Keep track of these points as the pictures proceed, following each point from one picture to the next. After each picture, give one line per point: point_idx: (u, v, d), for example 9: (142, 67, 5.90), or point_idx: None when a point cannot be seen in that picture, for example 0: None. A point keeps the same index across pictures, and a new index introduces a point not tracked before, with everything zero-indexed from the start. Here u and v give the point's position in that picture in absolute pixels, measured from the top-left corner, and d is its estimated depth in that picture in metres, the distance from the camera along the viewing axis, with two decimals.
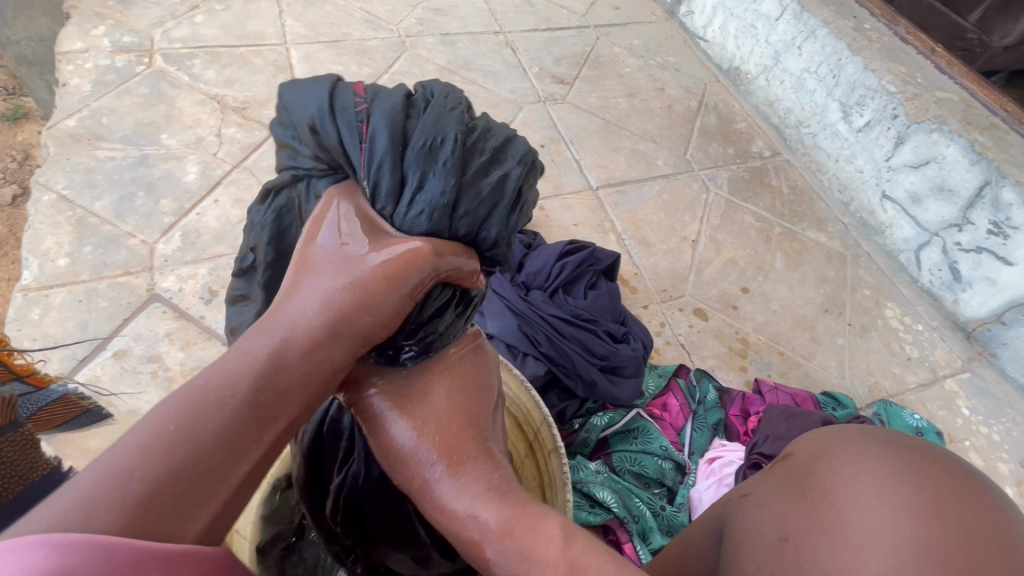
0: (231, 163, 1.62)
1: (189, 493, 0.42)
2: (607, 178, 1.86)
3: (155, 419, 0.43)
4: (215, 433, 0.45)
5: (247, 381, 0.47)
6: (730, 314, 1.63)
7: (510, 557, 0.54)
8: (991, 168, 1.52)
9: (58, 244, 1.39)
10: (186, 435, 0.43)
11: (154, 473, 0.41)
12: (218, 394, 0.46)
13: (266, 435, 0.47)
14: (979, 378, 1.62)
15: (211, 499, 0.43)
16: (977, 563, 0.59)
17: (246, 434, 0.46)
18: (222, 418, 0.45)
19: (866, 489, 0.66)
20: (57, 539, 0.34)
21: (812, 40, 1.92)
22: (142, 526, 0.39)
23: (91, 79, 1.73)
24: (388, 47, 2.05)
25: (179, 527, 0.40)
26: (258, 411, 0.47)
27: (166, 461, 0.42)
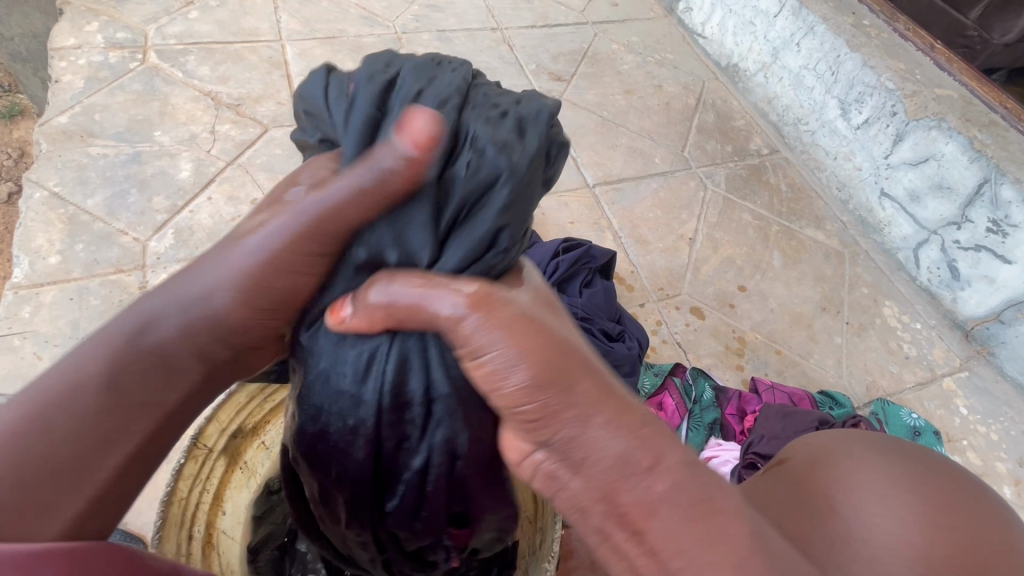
0: (224, 160, 1.61)
1: (60, 468, 0.49)
2: (604, 176, 1.85)
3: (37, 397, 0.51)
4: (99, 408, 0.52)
5: (124, 365, 0.54)
6: (727, 313, 1.62)
7: (682, 498, 0.48)
8: (990, 166, 1.51)
9: (50, 242, 1.38)
10: (66, 413, 0.51)
11: (33, 449, 0.49)
12: (97, 377, 0.53)
13: (140, 418, 0.54)
14: (976, 377, 1.61)
15: (80, 472, 0.50)
16: (986, 574, 0.57)
17: (121, 415, 0.53)
18: (97, 398, 0.52)
19: (871, 496, 0.63)
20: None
21: (811, 36, 1.91)
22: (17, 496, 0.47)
23: (84, 75, 1.72)
24: (384, 43, 2.03)
25: (52, 494, 0.48)
26: (133, 395, 0.54)
27: (46, 438, 0.50)
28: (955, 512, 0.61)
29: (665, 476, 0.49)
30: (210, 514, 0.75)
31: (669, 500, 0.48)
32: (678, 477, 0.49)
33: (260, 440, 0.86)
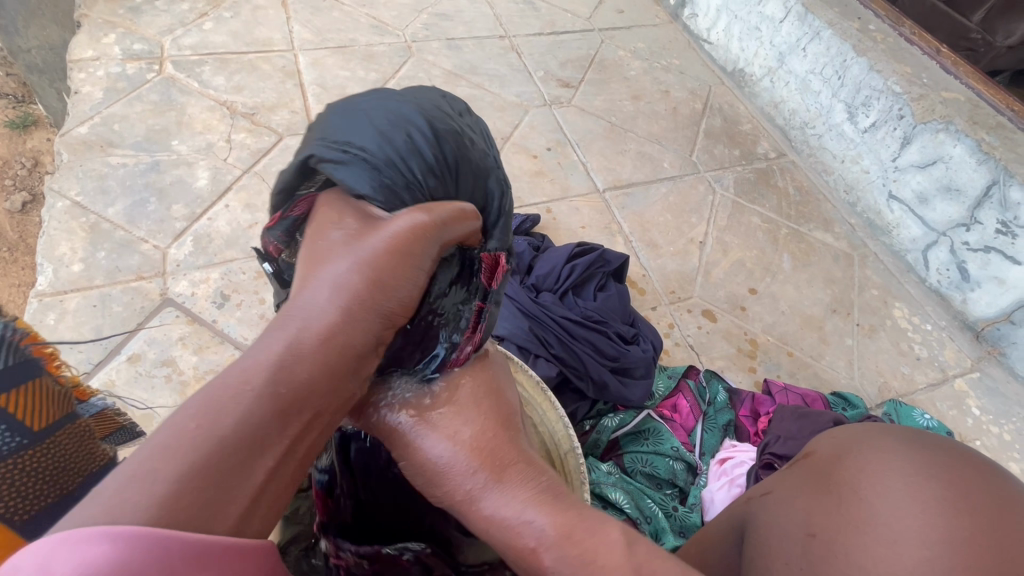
0: (241, 168, 1.64)
1: (241, 463, 0.45)
2: (613, 181, 1.87)
3: (178, 420, 0.45)
4: (311, 371, 0.53)
5: (266, 375, 0.50)
6: (739, 315, 1.63)
7: (568, 563, 0.62)
8: (999, 168, 1.53)
9: (72, 250, 1.41)
10: (213, 432, 0.45)
11: (205, 447, 0.44)
12: (239, 388, 0.48)
13: (289, 424, 0.50)
14: (988, 378, 1.62)
15: (247, 482, 0.45)
16: (1005, 555, 0.65)
17: (269, 424, 0.48)
18: (244, 410, 0.47)
19: (894, 485, 0.71)
20: (107, 529, 0.37)
21: (817, 41, 1.93)
22: (214, 492, 0.43)
23: (102, 86, 1.76)
24: (394, 52, 2.06)
25: (226, 490, 0.44)
26: (281, 400, 0.50)
27: (214, 443, 0.45)
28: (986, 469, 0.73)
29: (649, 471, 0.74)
30: None
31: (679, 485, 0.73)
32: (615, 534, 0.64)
33: None
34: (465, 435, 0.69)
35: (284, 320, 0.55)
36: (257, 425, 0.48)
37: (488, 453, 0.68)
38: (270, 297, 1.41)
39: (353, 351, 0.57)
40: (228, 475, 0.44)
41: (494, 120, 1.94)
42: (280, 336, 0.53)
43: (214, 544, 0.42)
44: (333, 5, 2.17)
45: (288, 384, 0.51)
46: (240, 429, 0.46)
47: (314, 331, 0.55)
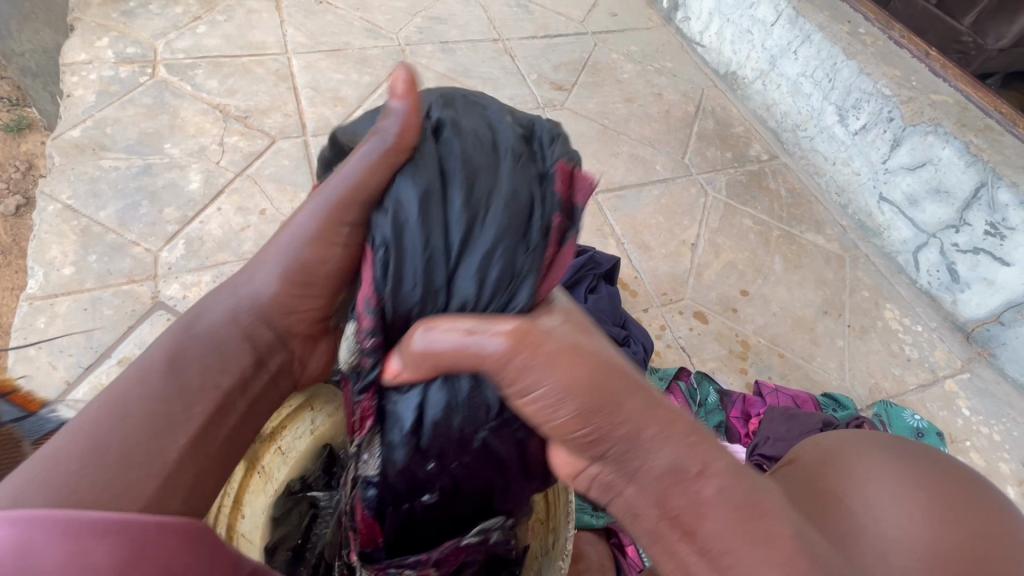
0: (234, 171, 1.64)
1: (144, 450, 0.61)
2: (606, 183, 1.87)
3: (79, 430, 0.61)
4: (199, 375, 0.69)
5: (156, 382, 0.66)
6: (730, 317, 1.64)
7: (727, 513, 0.53)
8: (987, 170, 1.54)
9: (63, 253, 1.40)
10: (102, 432, 0.60)
11: (91, 443, 0.59)
12: (126, 397, 0.64)
13: (186, 411, 0.66)
14: (978, 379, 1.63)
15: (150, 465, 0.60)
16: (984, 556, 0.67)
17: (162, 418, 0.64)
18: (127, 411, 0.63)
19: (880, 492, 0.72)
20: (18, 518, 0.47)
21: (807, 45, 1.94)
22: (122, 473, 0.58)
23: (95, 89, 1.76)
24: (388, 56, 2.07)
25: (135, 472, 0.59)
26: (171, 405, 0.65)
27: (102, 440, 0.60)
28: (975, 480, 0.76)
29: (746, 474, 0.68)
30: (230, 518, 0.79)
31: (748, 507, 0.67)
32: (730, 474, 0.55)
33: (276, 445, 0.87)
34: (573, 365, 0.54)
35: (174, 332, 0.72)
36: (153, 421, 0.63)
37: (617, 376, 0.55)
38: None
39: (234, 354, 0.72)
40: (132, 455, 0.60)
41: None
42: (163, 359, 0.69)
43: (147, 525, 0.52)
44: (327, 8, 2.17)
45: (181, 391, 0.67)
46: (143, 413, 0.63)
47: (195, 346, 0.71)
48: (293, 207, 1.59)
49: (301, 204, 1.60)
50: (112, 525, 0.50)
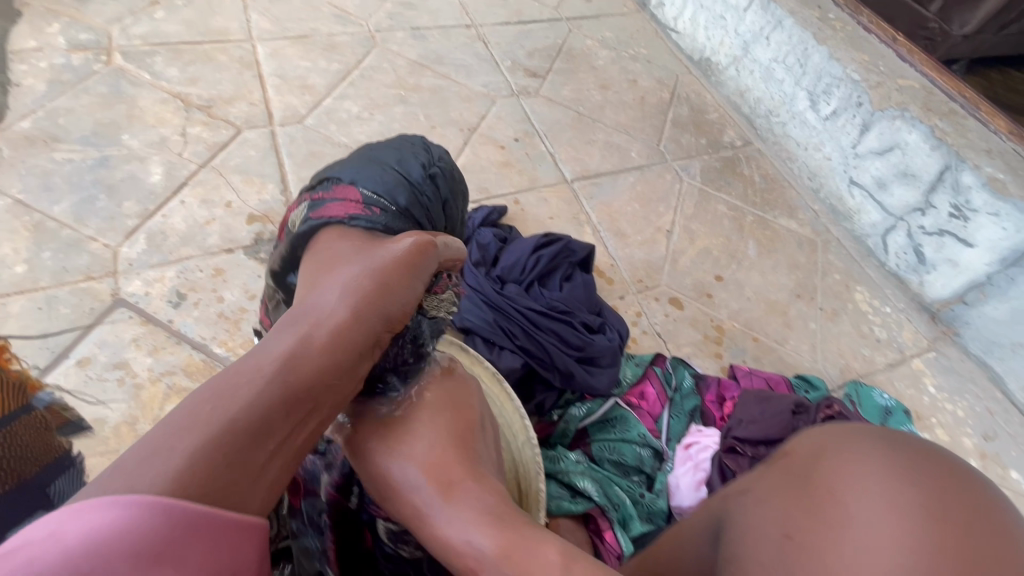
0: (197, 162, 1.58)
1: (231, 457, 0.51)
2: (581, 171, 1.86)
3: (203, 413, 0.53)
4: (312, 361, 0.63)
5: (276, 366, 0.60)
6: (705, 302, 1.65)
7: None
8: (952, 153, 1.57)
9: (15, 250, 1.34)
10: (206, 429, 0.52)
11: (206, 436, 0.51)
12: (258, 372, 0.59)
13: (299, 409, 0.59)
14: (944, 357, 1.67)
15: (254, 463, 0.53)
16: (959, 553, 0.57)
17: (281, 407, 0.57)
18: (256, 393, 0.57)
19: (864, 476, 0.64)
20: (144, 499, 0.45)
21: (779, 30, 1.96)
22: (220, 461, 0.50)
23: (46, 78, 1.67)
24: (357, 42, 2.02)
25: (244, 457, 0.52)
26: (292, 388, 0.59)
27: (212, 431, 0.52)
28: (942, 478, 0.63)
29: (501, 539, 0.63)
30: None
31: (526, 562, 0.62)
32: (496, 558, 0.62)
33: None
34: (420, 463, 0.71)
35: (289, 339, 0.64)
36: (271, 408, 0.57)
37: (447, 477, 0.69)
38: (229, 295, 1.37)
39: (353, 344, 0.68)
40: (237, 453, 0.52)
41: (460, 111, 1.91)
42: (281, 345, 0.63)
43: (256, 524, 0.52)
44: None
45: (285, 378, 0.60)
46: (253, 415, 0.55)
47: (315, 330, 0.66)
48: (261, 199, 1.54)
49: (269, 196, 1.55)
50: (223, 524, 0.49)
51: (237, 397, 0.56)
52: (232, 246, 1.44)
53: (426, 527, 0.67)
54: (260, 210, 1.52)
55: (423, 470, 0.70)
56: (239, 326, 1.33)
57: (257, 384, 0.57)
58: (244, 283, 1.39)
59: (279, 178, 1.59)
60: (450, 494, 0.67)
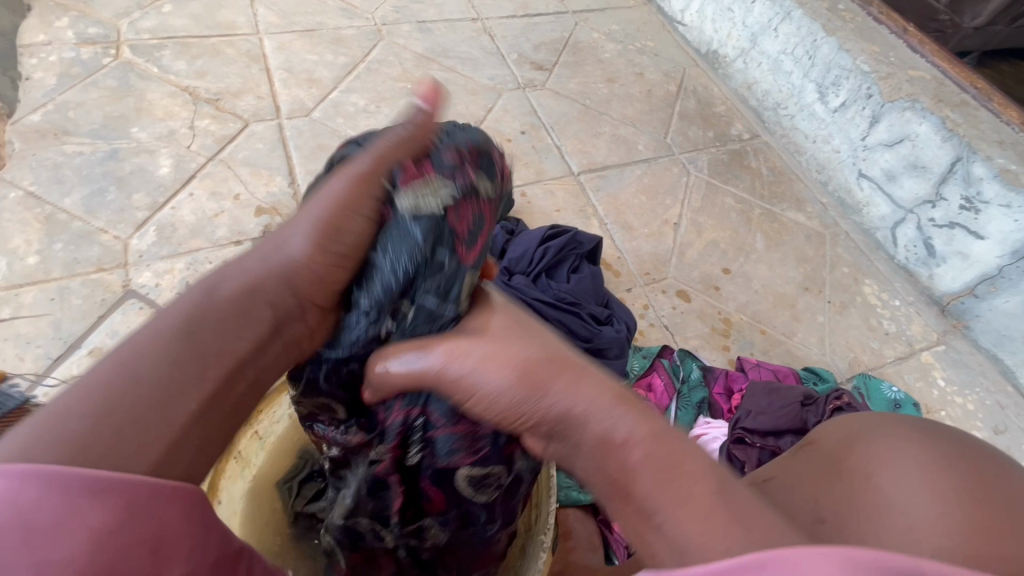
0: (205, 155, 1.59)
1: (116, 423, 0.47)
2: (588, 164, 1.86)
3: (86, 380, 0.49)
4: (220, 319, 0.57)
5: (179, 321, 0.55)
6: (712, 295, 1.64)
7: (656, 461, 0.51)
8: (963, 144, 1.55)
9: (27, 242, 1.35)
10: (88, 390, 0.48)
11: (85, 399, 0.47)
12: (156, 333, 0.54)
13: (207, 366, 0.54)
14: (953, 350, 1.66)
15: (149, 424, 0.49)
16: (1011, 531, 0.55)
17: (184, 365, 0.53)
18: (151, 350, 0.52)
19: (900, 458, 0.64)
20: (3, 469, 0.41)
21: (788, 21, 1.94)
22: (96, 429, 0.46)
23: (56, 72, 1.68)
24: (364, 36, 2.02)
25: (124, 424, 0.48)
26: (195, 346, 0.55)
27: (89, 399, 0.48)
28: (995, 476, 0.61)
29: (647, 425, 0.54)
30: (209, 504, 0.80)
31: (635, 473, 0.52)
32: (649, 436, 0.53)
33: (252, 430, 0.90)
34: (519, 355, 0.58)
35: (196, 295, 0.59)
36: (166, 368, 0.52)
37: (557, 360, 0.58)
38: None
39: (269, 300, 0.62)
40: (125, 412, 0.48)
41: (467, 104, 1.91)
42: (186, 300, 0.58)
43: (160, 487, 0.47)
44: None
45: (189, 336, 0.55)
46: (151, 372, 0.51)
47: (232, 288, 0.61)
48: (269, 191, 1.55)
49: (276, 188, 1.56)
50: (112, 489, 0.44)
51: (140, 359, 0.51)
52: (241, 238, 1.45)
53: (590, 424, 0.54)
54: (268, 202, 1.53)
55: (517, 363, 0.57)
56: None
57: (153, 348, 0.53)
58: None
59: (287, 171, 1.60)
60: (569, 378, 0.57)
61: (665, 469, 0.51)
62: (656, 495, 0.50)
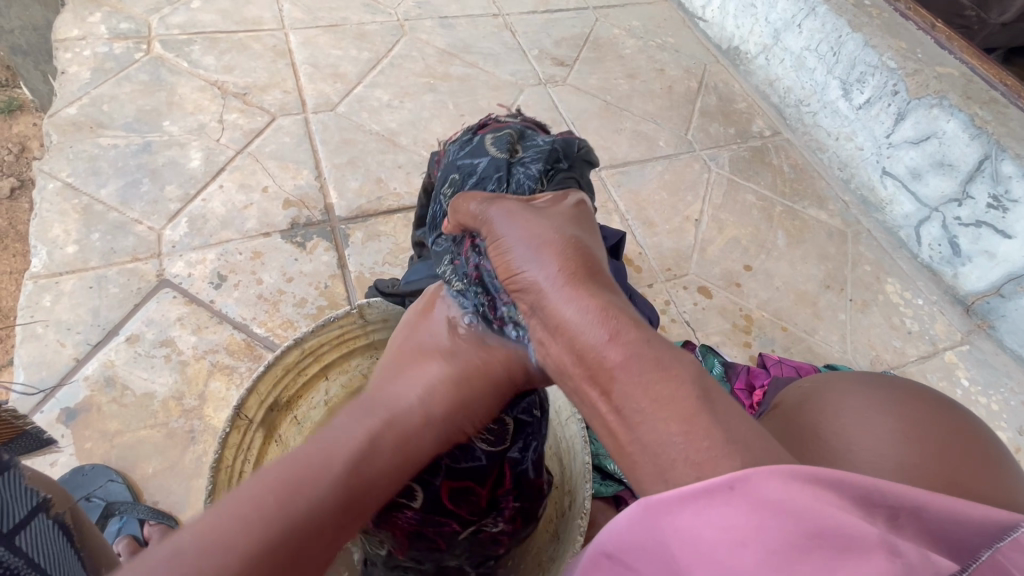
0: (234, 148, 1.62)
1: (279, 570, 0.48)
2: (609, 159, 1.87)
3: (259, 496, 0.50)
4: (378, 467, 0.58)
5: (346, 460, 0.56)
6: (734, 292, 1.65)
7: (643, 364, 0.51)
8: (991, 142, 1.54)
9: (66, 232, 1.40)
10: (270, 518, 0.49)
11: (259, 539, 0.48)
12: (324, 470, 0.55)
13: (352, 516, 0.55)
14: (977, 350, 1.65)
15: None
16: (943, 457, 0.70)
17: (337, 512, 0.53)
18: (320, 496, 0.53)
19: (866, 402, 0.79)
20: None
21: (812, 17, 1.93)
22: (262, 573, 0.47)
23: (90, 66, 1.73)
24: (387, 31, 2.03)
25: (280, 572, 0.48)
26: (349, 493, 0.55)
27: (266, 534, 0.48)
28: (940, 408, 0.77)
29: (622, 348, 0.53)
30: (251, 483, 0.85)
31: (627, 368, 0.52)
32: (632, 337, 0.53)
33: (292, 415, 0.96)
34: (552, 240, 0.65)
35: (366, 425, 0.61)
36: (327, 509, 0.53)
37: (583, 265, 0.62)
38: (267, 277, 1.40)
39: (417, 452, 0.63)
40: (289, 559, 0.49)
41: (489, 100, 1.92)
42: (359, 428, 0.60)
43: None
44: None
45: (350, 482, 0.56)
46: (311, 521, 0.51)
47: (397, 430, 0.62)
48: (296, 184, 1.58)
49: (304, 181, 1.59)
50: None
51: (303, 498, 0.52)
52: (269, 230, 1.48)
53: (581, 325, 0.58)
54: (295, 195, 1.56)
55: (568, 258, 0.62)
56: (277, 308, 1.36)
57: (326, 483, 0.54)
58: (281, 266, 1.42)
59: (314, 164, 1.62)
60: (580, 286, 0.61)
61: (651, 379, 0.50)
62: (643, 401, 0.50)
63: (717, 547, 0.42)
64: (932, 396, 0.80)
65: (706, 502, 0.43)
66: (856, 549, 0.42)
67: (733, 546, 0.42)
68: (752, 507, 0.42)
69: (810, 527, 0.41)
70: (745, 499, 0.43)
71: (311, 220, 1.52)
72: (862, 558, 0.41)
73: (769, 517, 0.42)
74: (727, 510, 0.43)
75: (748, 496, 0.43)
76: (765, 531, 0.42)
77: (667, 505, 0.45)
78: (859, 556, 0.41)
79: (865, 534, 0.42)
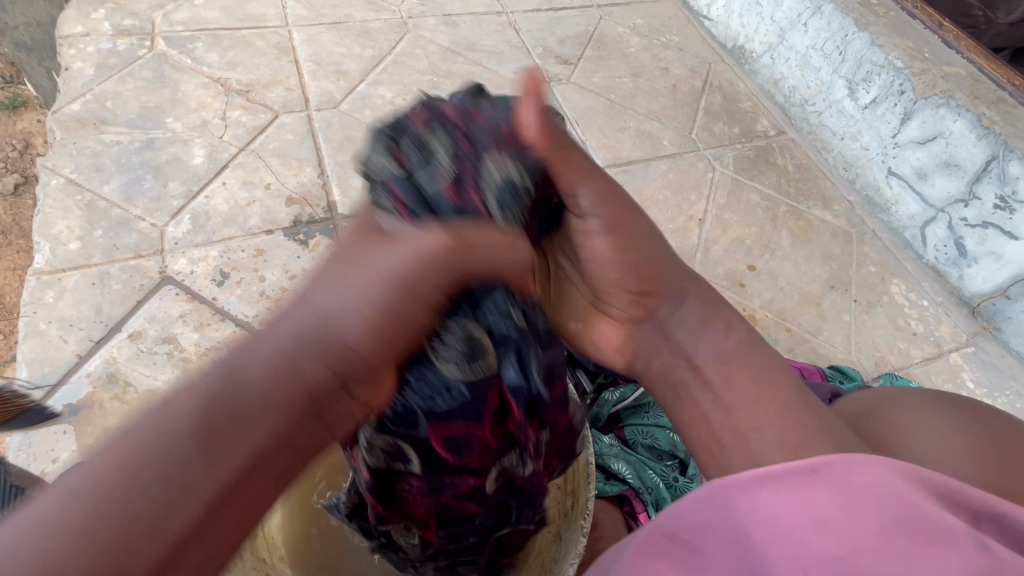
0: (237, 145, 1.62)
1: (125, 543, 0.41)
2: (613, 158, 1.86)
3: (114, 451, 0.44)
4: (252, 402, 0.47)
5: (210, 396, 0.47)
6: (738, 292, 1.64)
7: None
8: (999, 143, 1.53)
9: (68, 228, 1.40)
10: (121, 472, 0.42)
11: (88, 508, 0.41)
12: (180, 416, 0.45)
13: (222, 459, 0.45)
14: (982, 352, 1.64)
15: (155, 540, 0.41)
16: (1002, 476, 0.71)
17: (196, 459, 0.44)
18: (170, 450, 0.44)
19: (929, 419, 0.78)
20: None
21: (818, 16, 1.92)
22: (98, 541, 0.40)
23: (93, 63, 1.73)
24: (390, 28, 2.03)
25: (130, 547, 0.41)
26: (212, 438, 0.45)
27: (101, 491, 0.41)
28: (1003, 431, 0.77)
29: None
30: None
31: None
32: None
33: None
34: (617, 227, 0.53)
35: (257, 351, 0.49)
36: (180, 459, 0.44)
37: None
38: (270, 274, 1.40)
39: (308, 384, 0.49)
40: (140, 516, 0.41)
41: None
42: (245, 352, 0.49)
43: None
44: None
45: (218, 419, 0.46)
46: (160, 471, 0.43)
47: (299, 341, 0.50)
48: (299, 182, 1.57)
49: (307, 179, 1.58)
50: None
51: (157, 449, 0.44)
52: (272, 228, 1.48)
53: None
54: (298, 193, 1.55)
55: None
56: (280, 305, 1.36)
57: (180, 432, 0.45)
58: (284, 263, 1.42)
59: (317, 162, 1.62)
60: None
61: None
62: None
63: (790, 522, 0.51)
64: (995, 417, 0.79)
65: (783, 484, 0.54)
66: (940, 539, 0.48)
67: (813, 523, 0.50)
68: (840, 489, 0.52)
69: (897, 514, 0.49)
70: (833, 481, 0.53)
71: (314, 218, 1.51)
72: (950, 547, 0.47)
73: (862, 499, 0.50)
74: (804, 491, 0.53)
75: (833, 479, 0.53)
76: (847, 511, 0.50)
77: (750, 481, 0.56)
78: (948, 544, 0.47)
79: (952, 526, 0.49)
